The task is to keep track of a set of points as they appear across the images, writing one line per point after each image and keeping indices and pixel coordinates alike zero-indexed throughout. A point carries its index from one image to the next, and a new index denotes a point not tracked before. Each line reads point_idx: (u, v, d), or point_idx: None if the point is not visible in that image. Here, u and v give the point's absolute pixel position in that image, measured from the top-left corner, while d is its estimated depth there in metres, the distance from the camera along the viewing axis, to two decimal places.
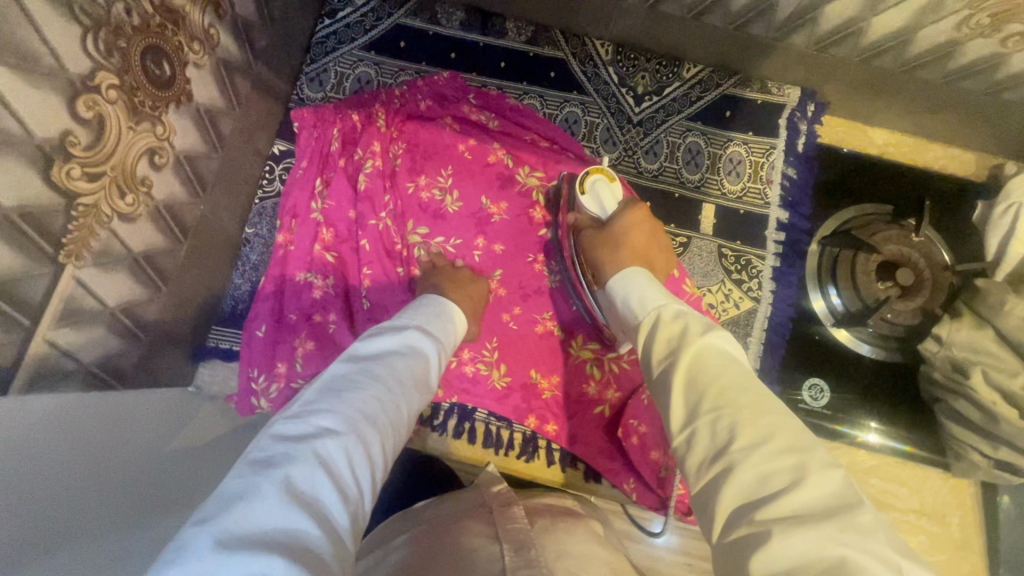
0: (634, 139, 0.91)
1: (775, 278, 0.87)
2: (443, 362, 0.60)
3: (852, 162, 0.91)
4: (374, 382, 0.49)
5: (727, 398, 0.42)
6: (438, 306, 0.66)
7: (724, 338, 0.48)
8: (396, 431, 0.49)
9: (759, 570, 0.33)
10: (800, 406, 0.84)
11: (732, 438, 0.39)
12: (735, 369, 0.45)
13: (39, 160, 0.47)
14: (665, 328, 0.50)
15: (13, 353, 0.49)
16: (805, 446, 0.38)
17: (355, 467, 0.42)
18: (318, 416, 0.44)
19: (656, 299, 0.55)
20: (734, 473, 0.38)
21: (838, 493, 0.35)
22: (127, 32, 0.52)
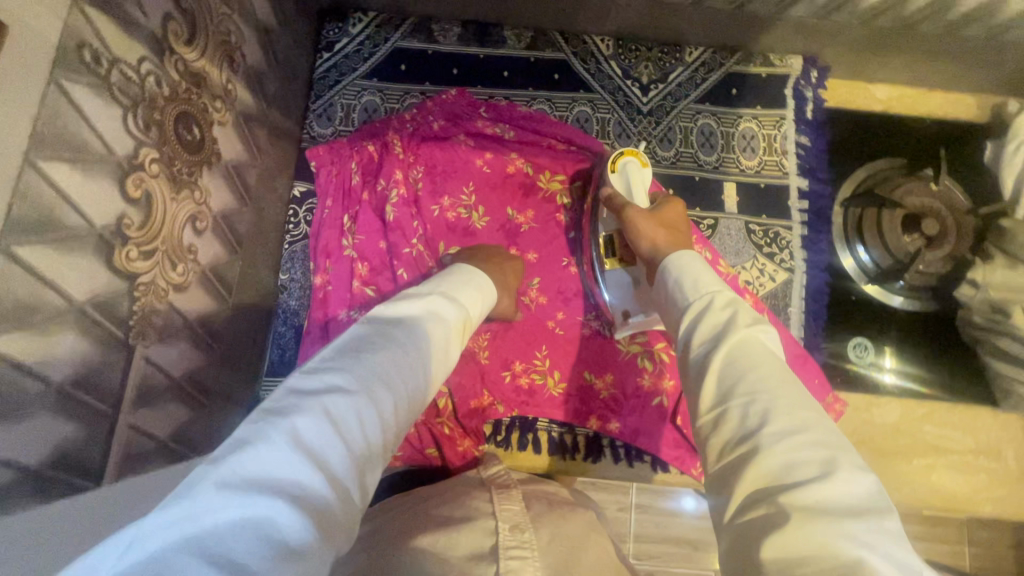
0: (647, 129, 0.91)
1: (804, 246, 0.88)
2: (470, 328, 0.56)
3: (861, 122, 0.93)
4: (397, 341, 0.45)
5: (767, 386, 0.40)
6: (467, 275, 0.62)
7: (770, 334, 0.46)
8: (416, 397, 0.45)
9: (771, 554, 0.32)
10: (847, 367, 0.86)
11: (763, 425, 0.38)
12: (779, 365, 0.42)
13: (102, 249, 0.46)
14: (712, 317, 0.47)
15: (103, 441, 0.49)
16: (838, 444, 0.36)
17: (370, 427, 0.39)
18: (335, 371, 0.40)
19: (712, 283, 0.50)
20: (757, 459, 0.36)
21: (869, 495, 0.33)
22: (160, 105, 0.52)
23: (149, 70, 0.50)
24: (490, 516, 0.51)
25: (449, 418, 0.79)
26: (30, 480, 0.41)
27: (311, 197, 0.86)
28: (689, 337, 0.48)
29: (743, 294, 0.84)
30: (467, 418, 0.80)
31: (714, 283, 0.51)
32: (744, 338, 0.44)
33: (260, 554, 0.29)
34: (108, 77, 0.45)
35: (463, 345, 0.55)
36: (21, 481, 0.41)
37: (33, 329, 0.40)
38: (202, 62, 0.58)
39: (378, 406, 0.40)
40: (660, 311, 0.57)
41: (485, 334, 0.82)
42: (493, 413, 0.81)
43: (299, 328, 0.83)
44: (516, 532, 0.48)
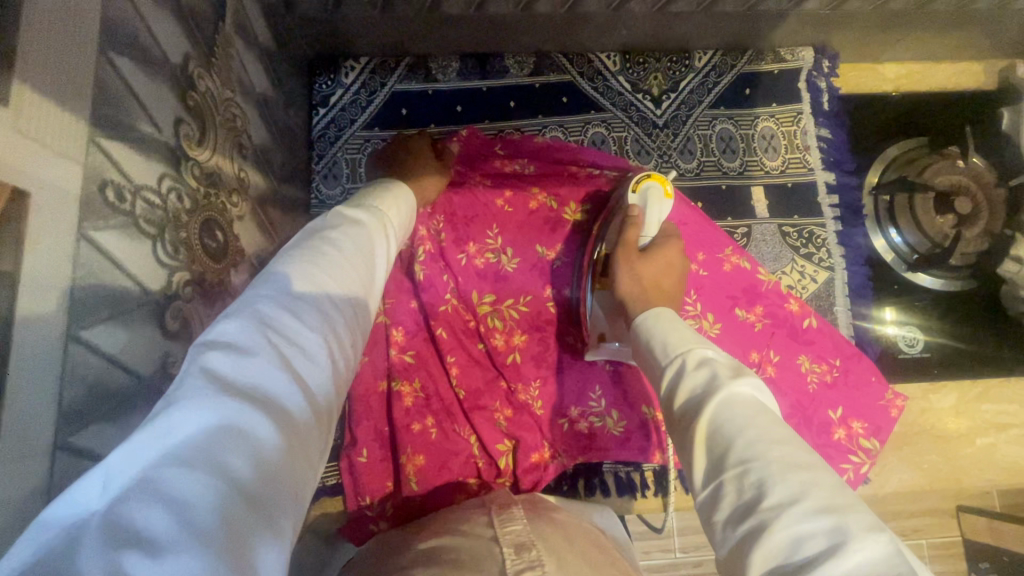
0: (666, 142, 0.88)
1: (841, 242, 0.87)
2: (393, 227, 0.55)
3: (878, 106, 0.91)
4: (324, 248, 0.43)
5: (762, 449, 0.36)
6: (393, 197, 0.59)
7: (755, 386, 0.41)
8: (362, 294, 0.44)
9: None
10: (900, 356, 0.85)
11: (761, 494, 0.34)
12: (768, 419, 0.38)
13: (154, 398, 0.41)
14: (690, 376, 0.43)
15: None
16: (844, 505, 0.33)
17: (321, 326, 0.37)
18: (268, 286, 0.37)
19: (684, 342, 0.47)
20: (763, 539, 0.32)
21: (886, 562, 0.30)
22: (184, 220, 0.46)
23: (170, 187, 0.44)
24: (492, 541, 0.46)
25: (509, 476, 0.75)
26: None
27: None
28: (670, 401, 0.44)
29: (789, 299, 0.82)
30: (526, 472, 0.76)
31: (688, 338, 0.47)
32: (728, 397, 0.40)
33: (251, 456, 0.27)
34: (132, 211, 0.39)
35: (393, 249, 0.53)
36: None
37: None
38: (214, 158, 0.52)
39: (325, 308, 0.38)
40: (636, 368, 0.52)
41: (534, 381, 0.78)
42: (556, 465, 0.77)
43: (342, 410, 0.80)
44: (523, 553, 0.44)
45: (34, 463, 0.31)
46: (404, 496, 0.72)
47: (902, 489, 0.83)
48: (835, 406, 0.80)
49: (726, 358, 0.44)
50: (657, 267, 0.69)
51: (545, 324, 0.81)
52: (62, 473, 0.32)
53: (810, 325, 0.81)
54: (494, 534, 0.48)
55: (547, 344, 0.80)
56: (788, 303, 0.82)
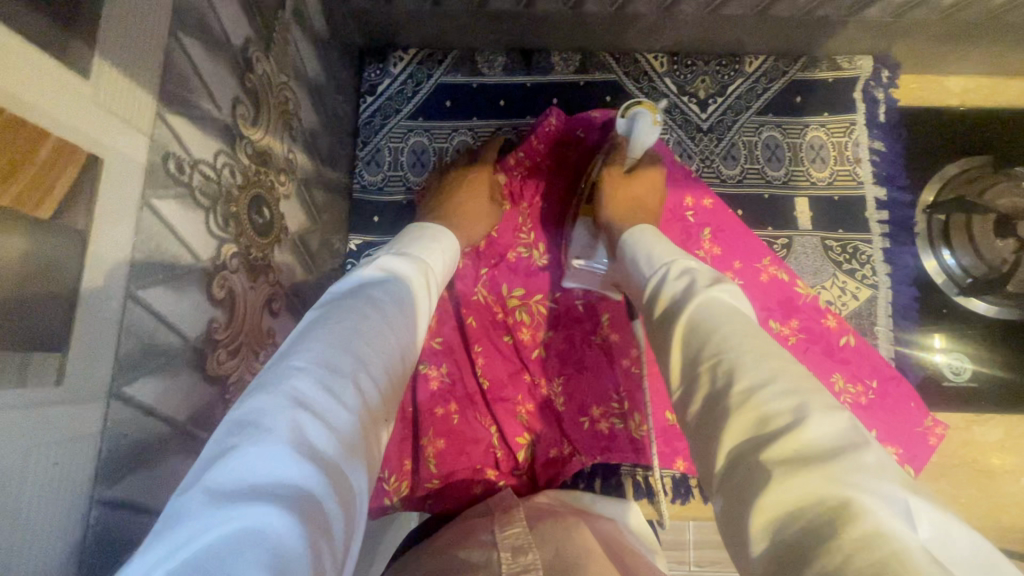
0: (709, 147, 0.87)
1: (888, 260, 0.83)
2: (432, 280, 0.54)
3: (939, 120, 0.86)
4: (366, 311, 0.42)
5: (734, 344, 0.38)
6: (419, 233, 0.58)
7: (731, 291, 0.44)
8: (400, 362, 0.43)
9: (761, 520, 0.29)
10: (945, 385, 0.81)
11: (732, 382, 0.36)
12: (740, 317, 0.41)
13: (197, 360, 0.44)
14: (670, 287, 0.47)
15: None
16: (808, 387, 0.34)
17: (359, 404, 0.35)
18: (306, 354, 0.36)
19: (667, 254, 0.52)
20: (733, 419, 0.34)
21: (844, 432, 0.31)
22: (234, 195, 0.49)
23: (225, 162, 0.47)
24: (491, 547, 0.51)
25: (526, 469, 0.76)
26: None
27: (368, 249, 0.84)
28: (653, 309, 0.48)
29: (826, 315, 0.80)
30: (544, 466, 0.76)
31: (669, 253, 0.52)
32: (703, 299, 0.43)
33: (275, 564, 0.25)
34: (190, 183, 0.42)
35: (430, 302, 0.52)
36: None
37: (144, 468, 0.38)
38: (266, 138, 0.55)
39: (364, 381, 0.37)
40: (623, 283, 0.59)
41: (558, 377, 0.79)
42: (574, 463, 0.77)
43: None
44: (519, 557, 0.49)
45: (93, 408, 0.33)
46: (421, 479, 0.73)
47: None
48: (869, 429, 0.77)
49: (706, 267, 0.48)
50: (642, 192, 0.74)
51: (573, 322, 0.81)
52: (114, 418, 0.35)
53: (847, 343, 0.79)
54: (495, 538, 0.52)
55: (573, 342, 0.80)
56: (825, 319, 0.80)
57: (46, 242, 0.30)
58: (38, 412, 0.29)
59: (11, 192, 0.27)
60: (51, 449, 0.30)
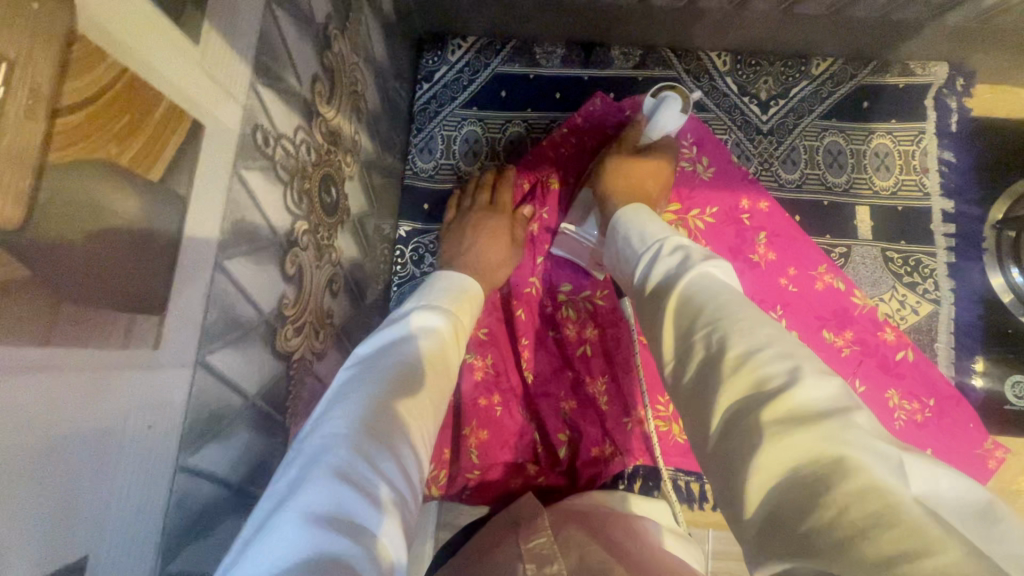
0: (768, 149, 0.84)
1: (952, 275, 0.80)
2: (460, 334, 0.55)
3: (1017, 133, 0.82)
4: (393, 370, 0.44)
5: (729, 312, 0.38)
6: (443, 282, 0.60)
7: (723, 267, 0.44)
8: (428, 421, 0.44)
9: (755, 480, 0.29)
10: (1007, 408, 0.77)
11: (726, 348, 0.35)
12: (730, 291, 0.41)
13: (269, 334, 0.44)
14: (662, 262, 0.47)
15: None
16: (800, 355, 0.34)
17: (385, 463, 0.36)
18: (335, 418, 0.38)
19: (661, 233, 0.51)
20: (727, 386, 0.33)
21: (837, 396, 0.31)
22: (308, 172, 0.49)
23: (302, 138, 0.47)
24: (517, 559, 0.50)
25: (565, 467, 0.75)
26: None
27: (417, 236, 0.83)
28: (645, 284, 0.47)
29: (884, 328, 0.77)
30: (586, 466, 0.76)
31: (659, 231, 0.51)
32: (698, 275, 0.43)
33: None
34: (273, 157, 0.42)
35: (455, 352, 0.53)
36: None
37: (221, 438, 0.38)
38: (337, 117, 0.55)
39: (391, 439, 0.38)
40: (613, 265, 0.57)
41: (602, 376, 0.78)
42: (614, 463, 0.76)
43: None
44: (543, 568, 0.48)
45: (182, 374, 0.33)
46: (461, 469, 0.74)
47: None
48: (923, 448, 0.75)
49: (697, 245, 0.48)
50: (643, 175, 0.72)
51: (621, 321, 0.78)
52: (199, 386, 0.35)
53: (904, 357, 0.76)
54: (519, 549, 0.52)
55: (620, 342, 0.78)
56: (882, 332, 0.77)
57: (153, 205, 0.29)
58: (135, 376, 0.29)
59: (127, 152, 0.27)
60: (143, 415, 0.30)
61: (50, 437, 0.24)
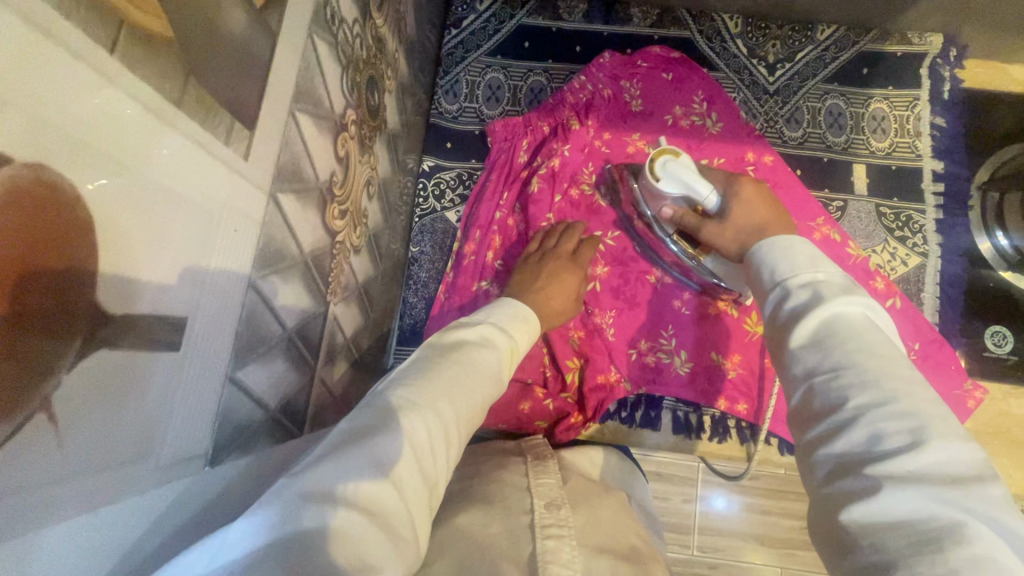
0: (774, 108, 0.90)
1: (940, 231, 0.85)
2: (517, 355, 0.55)
3: (1003, 103, 0.88)
4: (456, 360, 0.46)
5: (857, 361, 0.39)
6: (513, 306, 0.61)
7: (861, 308, 0.42)
8: (459, 440, 0.42)
9: (857, 517, 0.33)
10: (985, 356, 0.82)
11: (847, 399, 0.37)
12: (873, 338, 0.40)
13: (321, 203, 0.48)
14: (794, 298, 0.45)
15: (305, 393, 0.50)
16: (933, 414, 0.35)
17: (406, 481, 0.35)
18: (371, 417, 0.37)
19: (794, 266, 0.47)
20: (842, 435, 0.36)
21: (970, 464, 0.32)
22: (359, 68, 0.53)
23: (358, 32, 0.51)
24: (525, 494, 0.49)
25: (573, 393, 0.81)
26: (267, 423, 0.43)
27: (440, 171, 0.87)
28: (775, 316, 0.46)
29: (874, 276, 0.82)
30: (592, 392, 0.80)
31: (801, 261, 0.47)
32: (833, 318, 0.42)
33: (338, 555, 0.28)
34: (336, 36, 0.46)
35: (512, 366, 0.54)
36: (264, 422, 0.42)
37: (280, 278, 0.42)
38: (383, 28, 0.59)
39: (419, 454, 0.36)
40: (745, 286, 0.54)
41: (611, 310, 0.82)
42: (618, 390, 0.81)
43: (429, 300, 0.83)
44: (552, 510, 0.46)
45: (259, 198, 0.37)
46: None
47: None
48: None
49: (838, 279, 0.45)
50: (750, 208, 0.62)
51: (629, 260, 0.83)
52: (271, 216, 0.39)
53: (893, 304, 0.81)
54: (529, 485, 0.50)
55: (628, 279, 0.82)
56: (874, 281, 0.82)
57: (252, 28, 0.33)
58: (227, 176, 0.32)
59: None
60: (231, 218, 0.33)
61: (164, 219, 0.28)
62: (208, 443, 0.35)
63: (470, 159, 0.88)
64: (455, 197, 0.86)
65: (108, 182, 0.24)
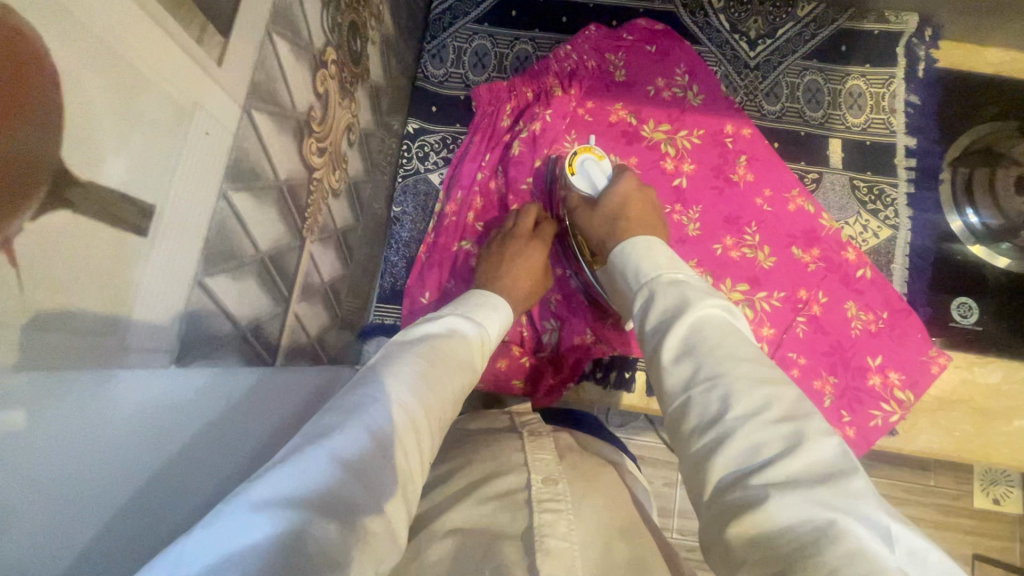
0: (754, 82, 0.92)
1: (910, 204, 0.88)
2: (486, 343, 0.57)
3: (976, 83, 0.91)
4: (422, 357, 0.47)
5: (727, 370, 0.43)
6: (481, 299, 0.62)
7: (718, 307, 0.50)
8: (433, 437, 0.43)
9: (747, 532, 0.35)
10: (950, 325, 0.85)
11: (725, 409, 0.41)
12: (728, 336, 0.47)
13: (298, 134, 0.49)
14: (660, 299, 0.52)
15: (279, 322, 0.51)
16: (803, 415, 0.39)
17: (380, 480, 0.35)
18: (339, 413, 0.38)
19: (654, 269, 0.56)
20: (726, 445, 0.39)
21: (834, 460, 0.37)
22: (341, 10, 0.54)
23: None
24: (522, 469, 0.50)
25: (550, 352, 0.82)
26: (237, 340, 0.44)
27: (424, 134, 0.88)
28: (643, 317, 0.53)
29: (846, 248, 0.85)
30: (568, 351, 0.82)
31: (661, 264, 0.57)
32: (696, 319, 0.49)
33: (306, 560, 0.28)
34: None
35: (482, 358, 0.56)
36: (233, 337, 0.43)
37: (253, 194, 0.42)
38: None
39: (387, 452, 0.37)
40: (621, 294, 0.63)
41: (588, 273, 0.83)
42: (594, 351, 0.82)
43: (410, 259, 0.84)
44: (549, 485, 0.48)
45: (232, 109, 0.38)
46: None
47: (928, 451, 0.81)
48: (874, 354, 0.83)
49: (693, 281, 0.54)
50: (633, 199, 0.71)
51: None
52: (243, 131, 0.39)
53: (862, 275, 0.84)
54: (524, 462, 0.52)
55: None
56: (845, 252, 0.85)
57: None
58: (200, 77, 0.33)
59: None
60: (203, 120, 0.34)
61: (132, 106, 0.28)
62: (174, 344, 0.35)
63: (455, 123, 0.89)
64: (439, 159, 0.87)
65: (88, 60, 0.25)
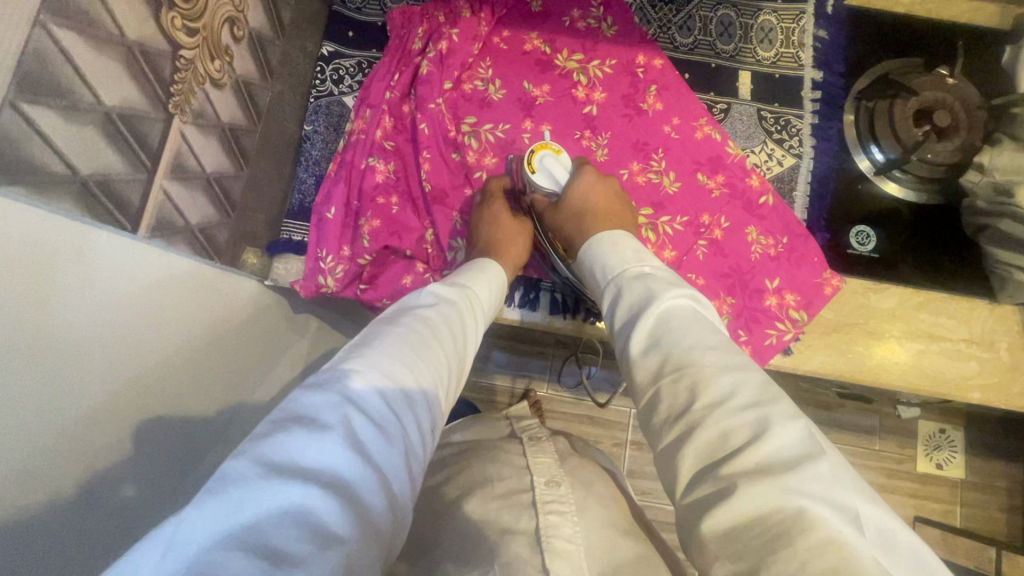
0: (668, 15, 0.93)
1: (814, 134, 0.90)
2: (478, 306, 0.60)
3: (883, 21, 0.93)
4: (410, 332, 0.49)
5: (691, 362, 0.46)
6: (471, 271, 0.64)
7: (681, 299, 0.54)
8: (431, 411, 0.46)
9: (720, 524, 0.36)
10: (847, 252, 0.87)
11: (692, 398, 0.43)
12: (692, 323, 0.51)
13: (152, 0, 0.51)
14: (629, 294, 0.56)
15: (140, 189, 0.52)
16: (769, 400, 0.42)
17: (380, 455, 0.38)
18: (327, 385, 0.40)
19: (621, 265, 0.61)
20: (697, 434, 0.41)
21: (802, 444, 0.39)
22: None
23: None
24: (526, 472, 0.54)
25: None
26: (77, 188, 0.44)
27: (339, 57, 0.89)
28: (615, 309, 0.57)
29: (750, 174, 0.87)
30: None
31: (628, 260, 0.61)
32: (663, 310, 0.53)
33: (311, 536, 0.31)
34: None
35: (477, 325, 0.58)
36: (70, 183, 0.43)
37: (86, 39, 0.44)
38: None
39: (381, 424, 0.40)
40: (590, 292, 0.66)
41: None
42: None
43: (320, 176, 0.86)
44: (552, 487, 0.51)
45: None
46: (354, 254, 0.81)
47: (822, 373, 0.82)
48: (772, 277, 0.85)
49: (660, 274, 0.58)
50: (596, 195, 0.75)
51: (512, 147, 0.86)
52: None
53: (765, 202, 0.86)
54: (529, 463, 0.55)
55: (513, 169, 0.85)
56: (749, 178, 0.87)
57: None
58: None
59: None
60: None
61: None
62: None
63: (370, 48, 0.90)
64: (353, 83, 0.89)
65: None
